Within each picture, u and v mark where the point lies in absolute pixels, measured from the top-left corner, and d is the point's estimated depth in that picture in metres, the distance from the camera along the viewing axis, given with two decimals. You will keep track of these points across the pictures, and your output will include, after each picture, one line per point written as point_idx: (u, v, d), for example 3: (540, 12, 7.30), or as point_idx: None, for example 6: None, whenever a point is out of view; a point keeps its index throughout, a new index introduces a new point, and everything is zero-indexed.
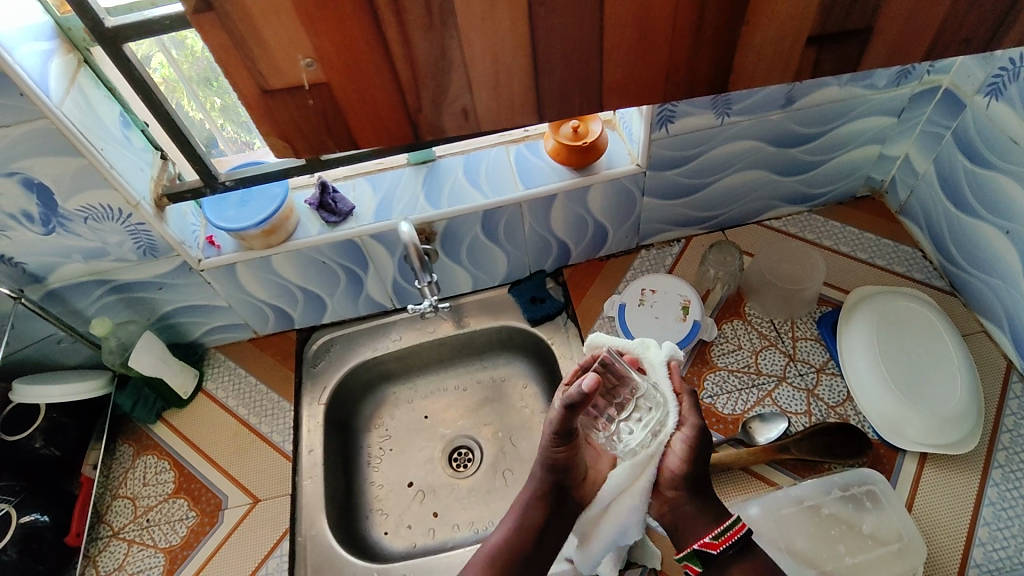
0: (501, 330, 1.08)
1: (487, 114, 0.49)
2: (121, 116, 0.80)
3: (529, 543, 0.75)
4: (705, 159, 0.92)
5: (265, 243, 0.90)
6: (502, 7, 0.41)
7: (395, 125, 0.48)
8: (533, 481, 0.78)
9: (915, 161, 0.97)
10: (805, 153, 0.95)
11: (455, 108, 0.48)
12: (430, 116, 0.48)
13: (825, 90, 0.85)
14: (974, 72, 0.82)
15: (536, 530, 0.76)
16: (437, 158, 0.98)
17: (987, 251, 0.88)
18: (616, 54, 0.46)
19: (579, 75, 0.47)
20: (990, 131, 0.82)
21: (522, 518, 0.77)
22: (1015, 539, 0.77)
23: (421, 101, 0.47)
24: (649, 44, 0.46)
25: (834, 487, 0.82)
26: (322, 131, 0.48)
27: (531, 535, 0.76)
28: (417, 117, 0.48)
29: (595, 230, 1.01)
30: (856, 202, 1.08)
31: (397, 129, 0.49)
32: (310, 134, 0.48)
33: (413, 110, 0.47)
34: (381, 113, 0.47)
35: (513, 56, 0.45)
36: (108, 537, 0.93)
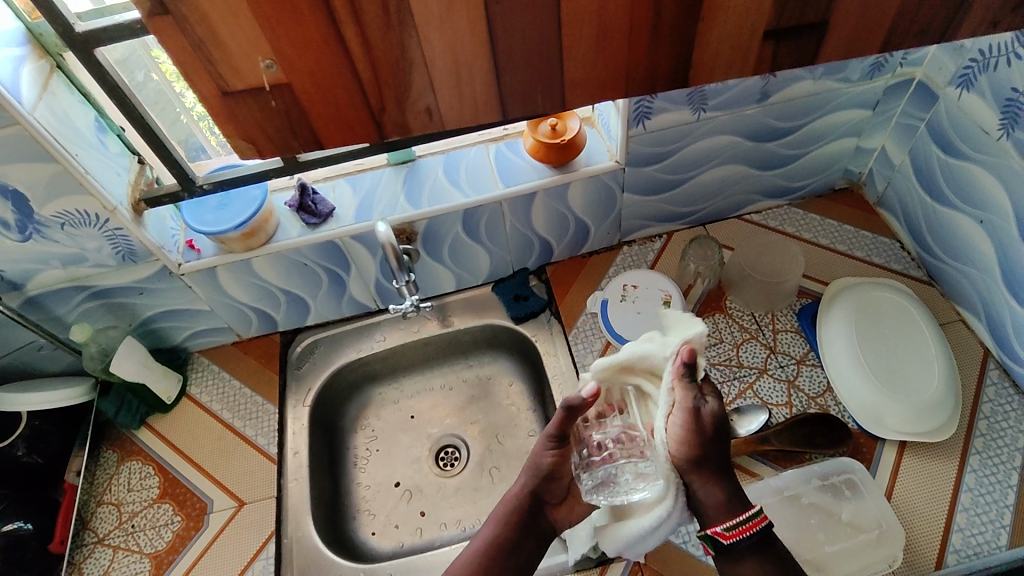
0: (485, 328, 1.08)
1: (453, 112, 0.50)
2: (96, 121, 0.80)
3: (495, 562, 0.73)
4: (683, 155, 0.93)
5: (245, 246, 0.90)
6: (460, 5, 0.42)
7: (361, 125, 0.48)
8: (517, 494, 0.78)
9: (891, 153, 0.98)
10: (783, 147, 0.96)
11: (419, 108, 0.48)
12: (394, 116, 0.49)
13: (799, 84, 0.86)
14: (946, 63, 0.83)
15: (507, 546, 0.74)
16: (417, 158, 0.98)
17: (962, 241, 0.89)
18: (577, 51, 0.47)
19: (541, 71, 0.47)
20: (962, 122, 0.83)
21: (497, 531, 0.75)
22: (992, 523, 0.79)
23: (384, 101, 0.47)
24: (609, 41, 0.46)
25: (815, 476, 0.83)
26: (288, 131, 0.48)
27: (502, 550, 0.74)
28: (381, 117, 0.48)
29: (576, 227, 1.02)
30: (835, 194, 1.09)
31: (363, 129, 0.49)
32: (277, 136, 0.48)
33: (378, 110, 0.48)
34: (346, 113, 0.47)
35: (476, 55, 0.45)
36: (93, 543, 0.92)
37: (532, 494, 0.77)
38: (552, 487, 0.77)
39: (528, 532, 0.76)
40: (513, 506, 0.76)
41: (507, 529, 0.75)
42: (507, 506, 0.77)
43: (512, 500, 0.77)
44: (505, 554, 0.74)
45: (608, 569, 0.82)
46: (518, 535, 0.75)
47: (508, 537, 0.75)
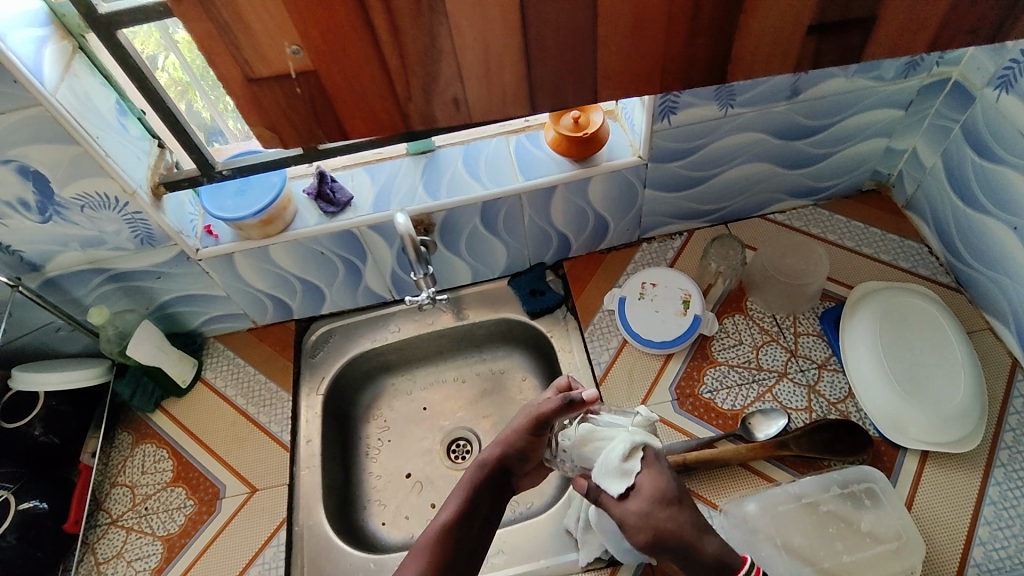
0: (500, 322, 1.07)
1: (480, 104, 0.48)
2: (117, 104, 0.79)
3: (468, 532, 0.70)
4: (708, 151, 0.91)
5: (262, 233, 0.90)
6: None
7: (387, 116, 0.47)
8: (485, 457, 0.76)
9: (922, 155, 0.95)
10: (810, 146, 0.94)
11: (446, 98, 0.47)
12: (421, 107, 0.47)
13: (831, 82, 0.84)
14: (985, 64, 0.80)
15: (477, 510, 0.72)
16: (437, 148, 0.97)
17: (993, 248, 0.87)
18: (611, 42, 0.45)
19: (573, 63, 0.46)
20: (999, 125, 0.81)
21: (466, 499, 0.72)
22: (1016, 538, 0.77)
23: (411, 91, 0.46)
24: (646, 32, 0.45)
25: (834, 484, 0.81)
26: (311, 120, 0.47)
27: (475, 509, 0.72)
28: (407, 107, 0.47)
29: (595, 222, 1.00)
30: (862, 195, 1.06)
31: (387, 119, 0.48)
32: (297, 125, 0.47)
33: (403, 100, 0.47)
34: (370, 102, 0.46)
35: (505, 44, 0.44)
36: (107, 524, 0.93)
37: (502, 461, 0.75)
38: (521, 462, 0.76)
39: (496, 492, 0.74)
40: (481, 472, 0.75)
41: (474, 495, 0.73)
42: (474, 475, 0.75)
43: (482, 467, 0.75)
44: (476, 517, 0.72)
45: (619, 570, 0.81)
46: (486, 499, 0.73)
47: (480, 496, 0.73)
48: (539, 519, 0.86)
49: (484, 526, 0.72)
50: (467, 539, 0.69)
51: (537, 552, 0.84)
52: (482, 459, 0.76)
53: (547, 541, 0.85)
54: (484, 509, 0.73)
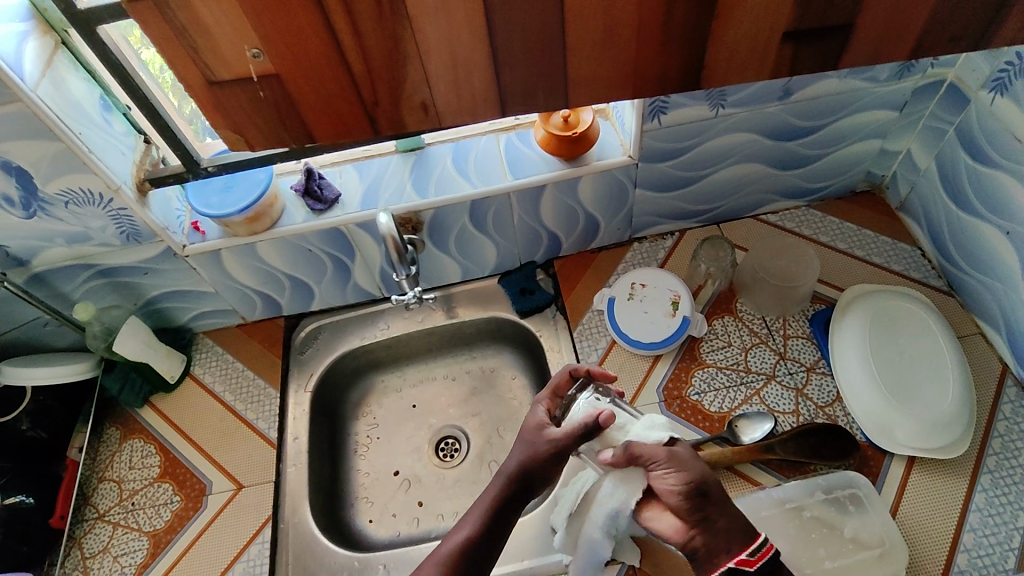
0: (489, 320, 1.07)
1: (450, 108, 0.48)
2: (101, 99, 0.79)
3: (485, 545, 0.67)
4: (699, 151, 0.90)
5: (249, 230, 0.90)
6: None
7: (355, 120, 0.47)
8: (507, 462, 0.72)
9: (916, 156, 0.94)
10: (803, 146, 0.93)
11: (415, 102, 0.46)
12: (389, 111, 0.47)
13: (823, 83, 0.83)
14: (979, 66, 0.79)
15: (494, 530, 0.68)
16: (426, 146, 0.96)
17: (985, 251, 0.86)
18: (581, 49, 0.44)
19: (544, 67, 0.45)
20: (993, 128, 0.80)
21: (487, 517, 0.68)
22: (1000, 545, 0.76)
23: (378, 95, 0.45)
24: (618, 37, 0.44)
25: (818, 489, 0.81)
26: (279, 123, 0.47)
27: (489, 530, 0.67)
28: (375, 111, 0.46)
29: (586, 221, 1.00)
30: (856, 197, 1.05)
31: (356, 123, 0.47)
32: (268, 128, 0.47)
33: (371, 104, 0.46)
34: (337, 106, 0.46)
35: (473, 49, 0.43)
36: (94, 519, 0.93)
37: (523, 476, 0.70)
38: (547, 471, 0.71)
39: (515, 509, 0.70)
40: (502, 488, 0.70)
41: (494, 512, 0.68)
42: (496, 487, 0.70)
43: (503, 480, 0.70)
44: (493, 534, 0.68)
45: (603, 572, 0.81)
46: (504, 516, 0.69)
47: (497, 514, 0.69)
48: (526, 520, 0.86)
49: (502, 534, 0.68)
50: (481, 559, 0.66)
51: (521, 552, 0.84)
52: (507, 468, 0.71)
53: (531, 542, 0.84)
54: (501, 526, 0.68)
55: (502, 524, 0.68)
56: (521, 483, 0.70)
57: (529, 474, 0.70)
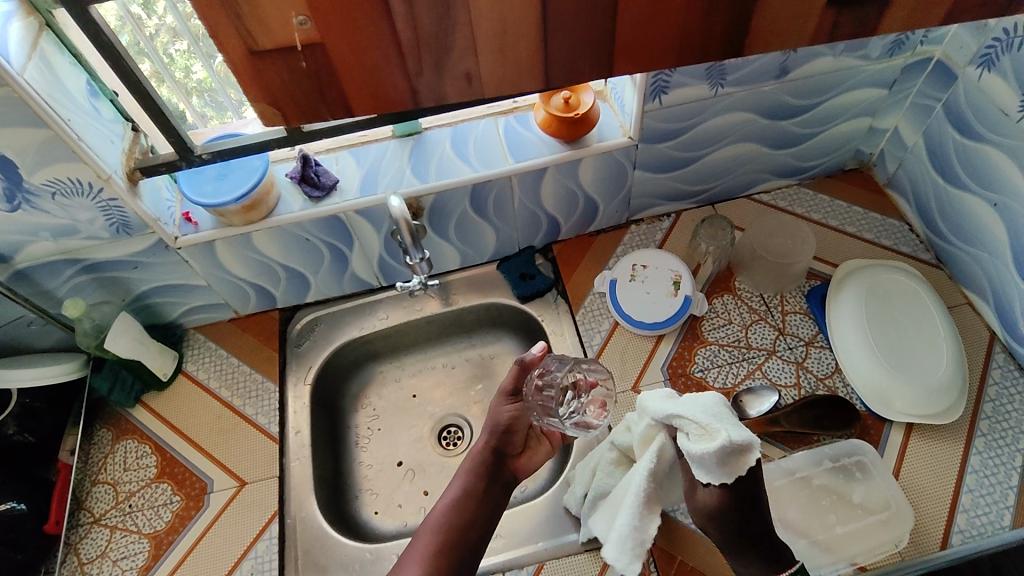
0: (489, 307, 1.06)
1: (493, 77, 0.47)
2: (88, 84, 0.75)
3: (468, 513, 0.69)
4: (697, 131, 0.91)
5: (244, 219, 0.87)
6: None
7: (395, 93, 0.46)
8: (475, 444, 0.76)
9: (903, 134, 0.97)
10: (797, 125, 0.95)
11: (458, 72, 0.45)
12: (430, 81, 0.46)
13: (818, 61, 0.84)
14: (967, 42, 0.82)
15: (475, 499, 0.70)
16: (423, 130, 0.95)
17: (973, 223, 0.89)
18: (630, 14, 0.44)
19: (591, 32, 0.45)
20: (981, 103, 0.82)
21: (463, 487, 0.71)
22: (996, 504, 0.79)
23: (422, 66, 0.44)
24: (664, 7, 0.44)
25: (825, 458, 0.83)
26: (316, 95, 0.45)
27: (474, 503, 0.70)
28: (416, 83, 0.45)
29: (585, 204, 1.00)
30: (845, 175, 1.08)
31: (395, 94, 0.46)
32: (303, 100, 0.45)
33: (413, 75, 0.45)
34: (379, 78, 0.45)
35: (523, 18, 0.43)
36: (89, 524, 0.90)
37: (496, 451, 0.74)
38: (515, 439, 0.76)
39: (494, 484, 0.72)
40: (477, 461, 0.73)
41: (470, 482, 0.71)
42: (469, 461, 0.74)
43: (474, 457, 0.74)
44: (478, 501, 0.70)
45: None
46: (487, 488, 0.72)
47: (478, 487, 0.71)
48: (538, 501, 0.87)
49: (482, 501, 0.71)
50: (465, 527, 0.68)
51: (533, 535, 0.84)
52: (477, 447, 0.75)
53: (544, 525, 0.85)
54: (480, 496, 0.71)
55: (481, 493, 0.71)
56: (492, 456, 0.74)
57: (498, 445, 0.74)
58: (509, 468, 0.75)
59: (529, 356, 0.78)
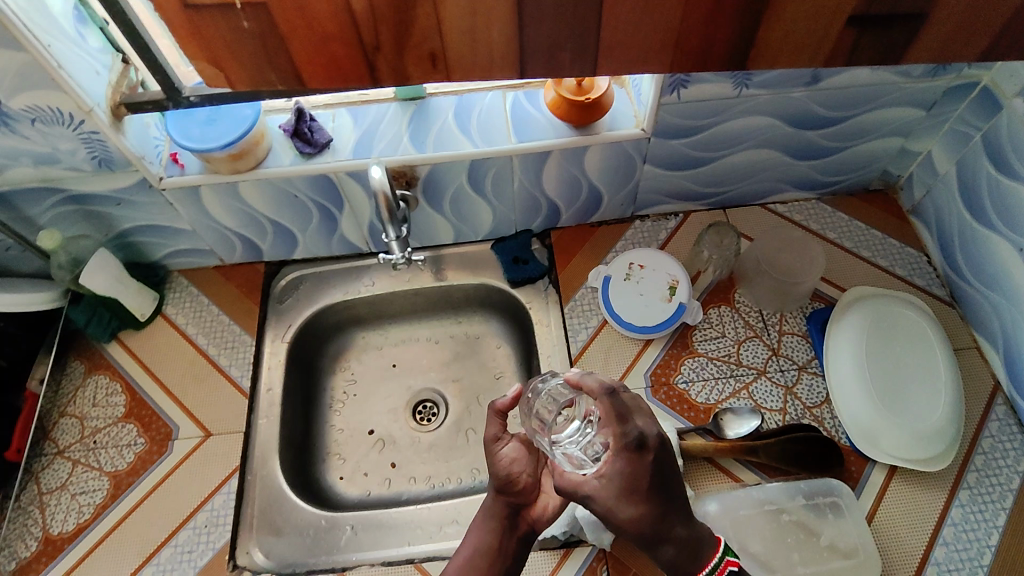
0: (479, 286, 1.03)
1: (459, 57, 0.48)
2: (75, 9, 0.73)
3: (487, 570, 0.67)
4: (715, 132, 0.85)
5: (232, 168, 0.84)
6: None
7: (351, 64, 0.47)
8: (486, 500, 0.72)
9: (937, 160, 0.90)
10: (823, 138, 0.89)
11: (423, 50, 0.47)
12: (389, 57, 0.47)
13: (853, 73, 0.78)
14: (1019, 71, 0.75)
15: (492, 554, 0.68)
16: (427, 96, 0.90)
17: (995, 265, 0.83)
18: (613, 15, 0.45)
19: (566, 25, 0.46)
20: (1022, 139, 0.76)
21: (477, 545, 0.69)
22: (970, 561, 0.76)
23: (380, 40, 0.46)
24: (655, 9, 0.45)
25: (800, 493, 0.80)
26: (264, 58, 0.47)
27: (489, 564, 0.68)
28: (373, 58, 0.47)
29: (588, 193, 0.95)
30: (868, 194, 1.02)
31: (353, 67, 0.48)
32: (251, 65, 0.47)
33: (371, 49, 0.46)
34: (333, 48, 0.46)
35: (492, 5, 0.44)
36: (53, 455, 0.90)
37: (506, 500, 0.71)
38: (523, 487, 0.71)
39: (509, 540, 0.70)
40: (488, 517, 0.70)
41: (487, 539, 0.69)
42: (483, 518, 0.70)
43: (487, 512, 0.71)
44: (494, 559, 0.68)
45: (572, 553, 0.79)
46: (502, 542, 0.69)
47: (491, 545, 0.69)
48: None
49: (499, 556, 0.68)
50: None
51: None
52: (487, 503, 0.71)
53: None
54: (496, 554, 0.68)
55: (495, 549, 0.68)
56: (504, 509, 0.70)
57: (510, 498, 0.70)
58: (523, 518, 0.71)
59: (501, 403, 0.69)
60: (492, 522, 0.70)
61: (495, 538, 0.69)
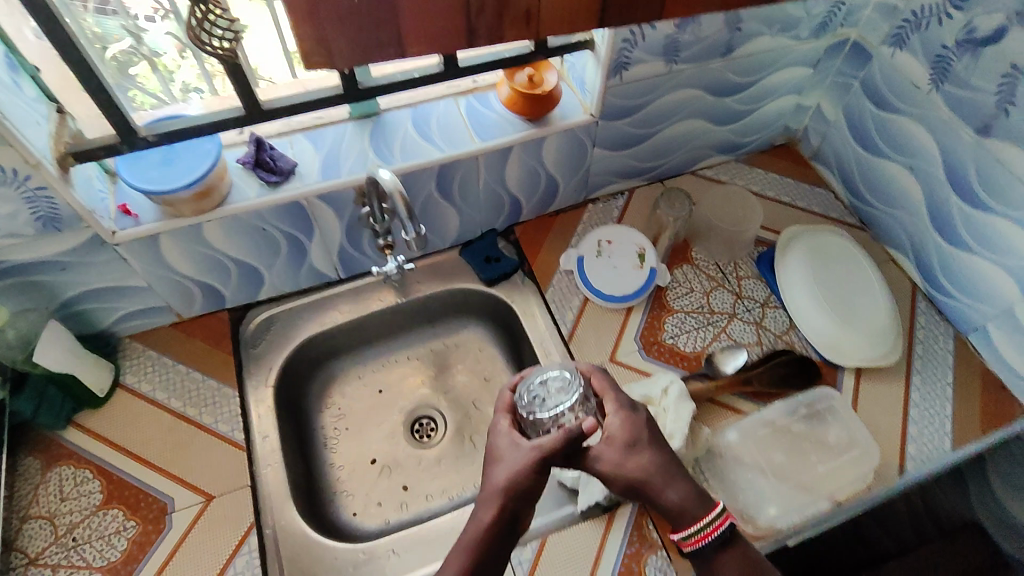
0: (455, 293, 1.05)
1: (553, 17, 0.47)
2: (5, 57, 0.66)
3: None
4: (652, 109, 0.95)
5: (196, 209, 0.80)
6: None
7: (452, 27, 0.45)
8: (479, 512, 0.60)
9: (826, 110, 1.07)
10: (737, 103, 1.02)
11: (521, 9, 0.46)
12: (491, 17, 0.46)
13: (757, 41, 0.91)
14: (880, 25, 0.92)
15: None
16: (381, 112, 0.91)
17: (892, 186, 0.99)
18: None
19: None
20: (894, 78, 0.92)
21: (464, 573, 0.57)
22: (937, 431, 0.89)
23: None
24: None
25: (797, 407, 0.89)
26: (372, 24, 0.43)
27: None
28: (475, 22, 0.46)
29: (546, 184, 1.01)
30: (775, 150, 1.17)
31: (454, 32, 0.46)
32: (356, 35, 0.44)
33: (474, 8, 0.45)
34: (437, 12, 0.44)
35: None
36: (25, 565, 0.78)
37: (506, 521, 0.60)
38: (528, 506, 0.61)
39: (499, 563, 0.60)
40: (483, 537, 0.59)
41: (479, 563, 0.58)
42: (476, 537, 0.59)
43: (480, 530, 0.59)
44: None
45: (616, 516, 0.82)
46: (493, 567, 0.59)
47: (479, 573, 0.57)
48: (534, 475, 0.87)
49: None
50: None
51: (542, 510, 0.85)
52: (479, 518, 0.60)
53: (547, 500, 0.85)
54: None
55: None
56: (504, 528, 0.60)
57: (513, 514, 0.60)
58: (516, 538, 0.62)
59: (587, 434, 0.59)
60: (485, 543, 0.59)
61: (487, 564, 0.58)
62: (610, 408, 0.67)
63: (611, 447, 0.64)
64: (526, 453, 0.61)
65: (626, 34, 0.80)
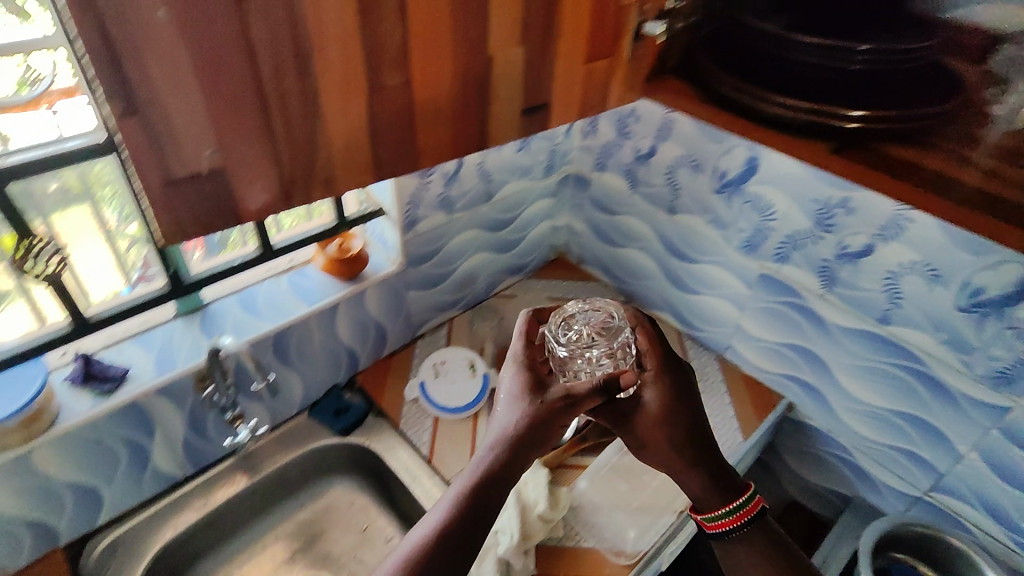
0: (312, 454, 1.08)
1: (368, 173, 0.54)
2: None
3: (466, 531, 0.66)
4: (445, 251, 1.17)
5: (24, 437, 0.79)
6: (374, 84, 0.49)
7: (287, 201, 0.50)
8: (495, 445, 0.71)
9: (574, 225, 1.39)
10: (509, 233, 1.29)
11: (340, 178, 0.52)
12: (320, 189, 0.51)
13: (507, 187, 1.21)
14: (585, 161, 1.28)
15: (476, 513, 0.67)
16: (207, 304, 1.00)
17: (636, 266, 1.31)
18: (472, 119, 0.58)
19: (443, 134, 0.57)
20: (607, 192, 1.27)
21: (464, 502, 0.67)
22: (730, 429, 1.11)
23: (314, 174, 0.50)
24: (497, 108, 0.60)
25: (624, 443, 1.06)
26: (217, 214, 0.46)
27: (459, 527, 0.66)
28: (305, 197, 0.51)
29: (374, 331, 1.14)
30: (551, 263, 1.45)
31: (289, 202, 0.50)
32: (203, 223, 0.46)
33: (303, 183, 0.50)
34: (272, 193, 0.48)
35: (395, 130, 0.53)
36: None
37: (511, 456, 0.70)
38: (537, 444, 0.71)
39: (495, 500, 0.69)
40: (486, 470, 0.69)
41: (478, 496, 0.68)
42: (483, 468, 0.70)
43: (485, 466, 0.70)
44: (475, 520, 0.67)
45: None
46: (488, 500, 0.69)
47: (476, 506, 0.68)
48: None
49: (481, 518, 0.68)
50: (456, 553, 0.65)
51: None
52: (490, 451, 0.71)
53: None
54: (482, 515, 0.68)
55: (479, 510, 0.68)
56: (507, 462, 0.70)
57: (519, 450, 0.70)
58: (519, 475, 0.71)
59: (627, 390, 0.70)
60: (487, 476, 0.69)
61: (485, 494, 0.68)
62: (651, 364, 0.75)
63: (643, 411, 0.74)
64: (547, 406, 0.71)
65: (409, 199, 1.03)
